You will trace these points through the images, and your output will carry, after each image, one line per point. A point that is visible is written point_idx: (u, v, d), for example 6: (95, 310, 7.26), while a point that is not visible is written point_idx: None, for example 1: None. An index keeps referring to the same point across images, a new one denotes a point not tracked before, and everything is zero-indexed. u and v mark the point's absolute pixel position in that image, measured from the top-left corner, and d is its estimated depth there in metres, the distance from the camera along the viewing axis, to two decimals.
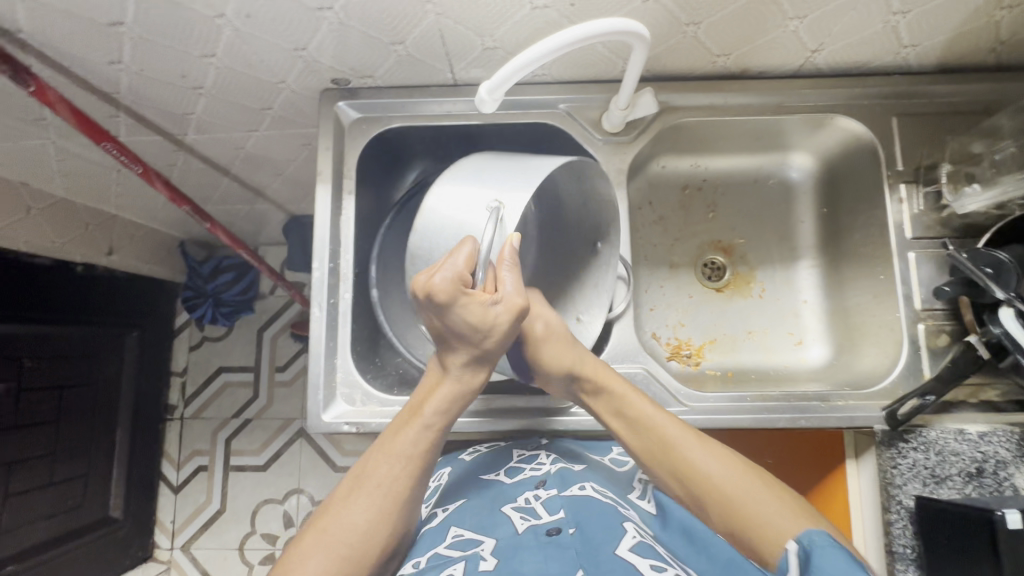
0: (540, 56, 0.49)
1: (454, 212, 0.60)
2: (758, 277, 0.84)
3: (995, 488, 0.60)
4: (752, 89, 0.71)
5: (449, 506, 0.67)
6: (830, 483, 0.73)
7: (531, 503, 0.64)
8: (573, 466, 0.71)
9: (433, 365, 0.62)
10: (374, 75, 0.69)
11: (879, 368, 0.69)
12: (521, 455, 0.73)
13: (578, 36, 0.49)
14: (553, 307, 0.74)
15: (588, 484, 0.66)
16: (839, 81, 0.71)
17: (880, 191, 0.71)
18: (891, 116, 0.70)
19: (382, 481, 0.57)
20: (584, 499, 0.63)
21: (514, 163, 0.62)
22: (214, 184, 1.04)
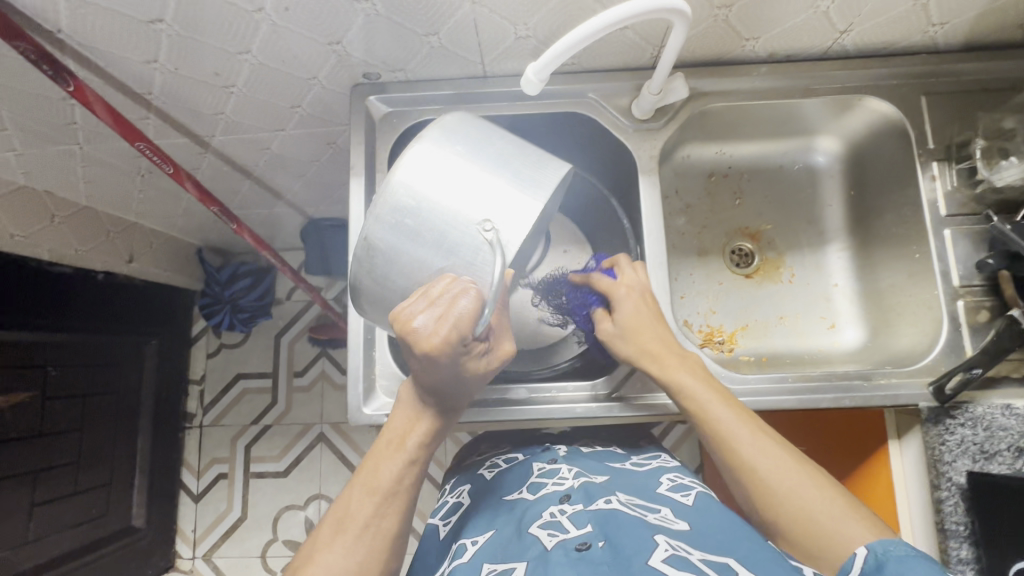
0: (570, 47, 0.50)
1: (434, 216, 0.52)
2: (788, 262, 0.84)
3: None
4: (779, 72, 0.71)
5: (479, 539, 0.63)
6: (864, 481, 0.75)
7: (557, 517, 0.61)
8: (594, 478, 0.70)
9: (406, 396, 0.59)
10: (404, 69, 0.69)
11: (918, 346, 0.69)
12: (543, 471, 0.74)
13: (621, 16, 0.49)
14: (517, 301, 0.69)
15: (614, 497, 0.63)
16: (865, 63, 0.71)
17: (912, 170, 0.71)
18: (921, 95, 0.70)
19: (369, 521, 0.54)
20: (611, 513, 0.59)
21: (494, 158, 0.55)
22: (236, 187, 1.05)
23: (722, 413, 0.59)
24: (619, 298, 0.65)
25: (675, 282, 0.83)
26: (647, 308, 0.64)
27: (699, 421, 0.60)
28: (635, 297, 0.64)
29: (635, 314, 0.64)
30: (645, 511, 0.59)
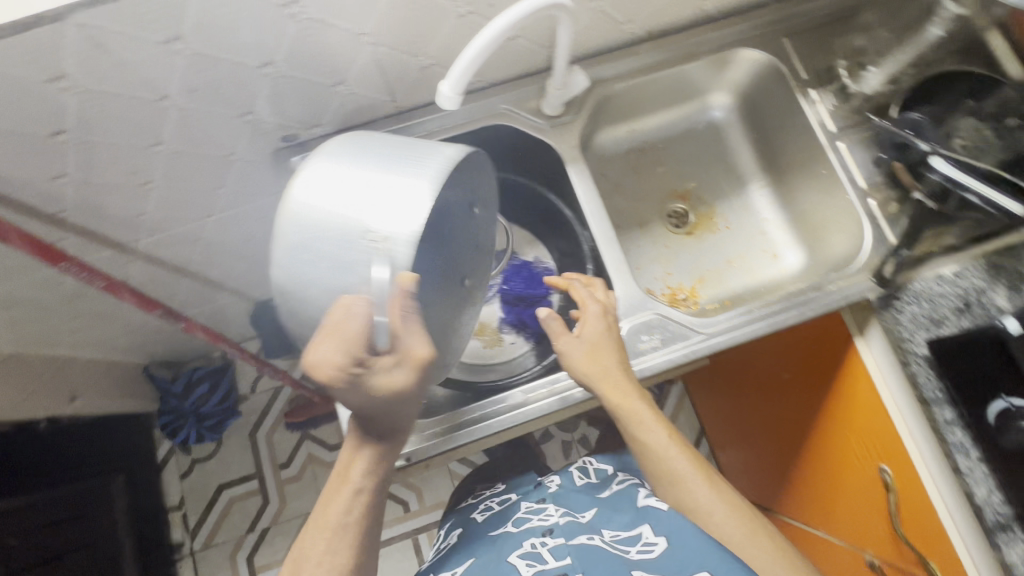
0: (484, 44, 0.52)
1: (323, 239, 0.50)
2: (719, 211, 0.91)
3: (985, 314, 0.67)
4: (659, 46, 0.79)
5: (459, 568, 0.68)
6: (841, 391, 0.80)
7: (537, 548, 0.65)
8: (580, 515, 0.71)
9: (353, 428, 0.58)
10: (320, 123, 0.71)
11: (850, 248, 0.76)
12: (530, 507, 0.76)
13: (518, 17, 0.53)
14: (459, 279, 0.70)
15: (596, 534, 0.67)
16: (728, 21, 0.80)
17: (795, 101, 0.80)
18: (782, 38, 0.80)
19: (322, 559, 0.54)
20: (591, 548, 0.63)
21: (384, 159, 0.52)
22: (173, 288, 1.01)
23: (674, 449, 0.65)
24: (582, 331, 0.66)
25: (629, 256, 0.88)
26: (608, 338, 0.66)
27: (659, 461, 0.65)
28: (608, 318, 0.67)
29: (600, 338, 0.66)
30: (627, 547, 0.64)
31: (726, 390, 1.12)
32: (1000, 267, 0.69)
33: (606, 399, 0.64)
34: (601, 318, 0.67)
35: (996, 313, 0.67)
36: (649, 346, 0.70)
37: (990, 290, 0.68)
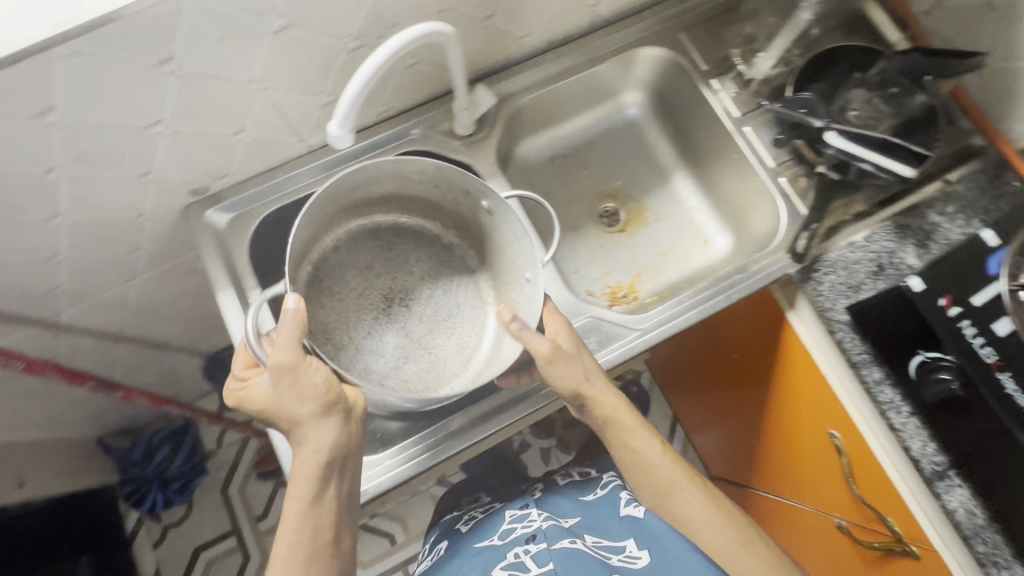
0: (357, 93, 0.52)
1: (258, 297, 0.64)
2: (648, 205, 0.93)
3: (899, 274, 0.70)
4: (563, 55, 0.80)
5: None
6: (783, 364, 0.83)
7: (521, 557, 0.71)
8: (563, 520, 0.78)
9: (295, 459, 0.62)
10: (229, 173, 0.70)
11: (770, 226, 0.79)
12: (513, 515, 0.80)
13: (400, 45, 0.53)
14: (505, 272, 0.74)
15: (578, 538, 0.73)
16: (626, 22, 0.82)
17: (700, 92, 0.82)
18: (678, 33, 0.82)
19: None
20: (574, 552, 0.69)
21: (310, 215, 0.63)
22: (111, 356, 0.97)
23: (664, 461, 0.69)
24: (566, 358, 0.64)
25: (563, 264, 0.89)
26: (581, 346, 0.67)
27: (649, 469, 0.69)
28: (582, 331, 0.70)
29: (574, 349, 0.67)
30: (608, 553, 0.72)
31: (689, 373, 1.14)
32: (906, 227, 0.73)
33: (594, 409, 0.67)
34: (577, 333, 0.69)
35: (909, 272, 0.70)
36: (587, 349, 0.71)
37: (902, 249, 0.71)
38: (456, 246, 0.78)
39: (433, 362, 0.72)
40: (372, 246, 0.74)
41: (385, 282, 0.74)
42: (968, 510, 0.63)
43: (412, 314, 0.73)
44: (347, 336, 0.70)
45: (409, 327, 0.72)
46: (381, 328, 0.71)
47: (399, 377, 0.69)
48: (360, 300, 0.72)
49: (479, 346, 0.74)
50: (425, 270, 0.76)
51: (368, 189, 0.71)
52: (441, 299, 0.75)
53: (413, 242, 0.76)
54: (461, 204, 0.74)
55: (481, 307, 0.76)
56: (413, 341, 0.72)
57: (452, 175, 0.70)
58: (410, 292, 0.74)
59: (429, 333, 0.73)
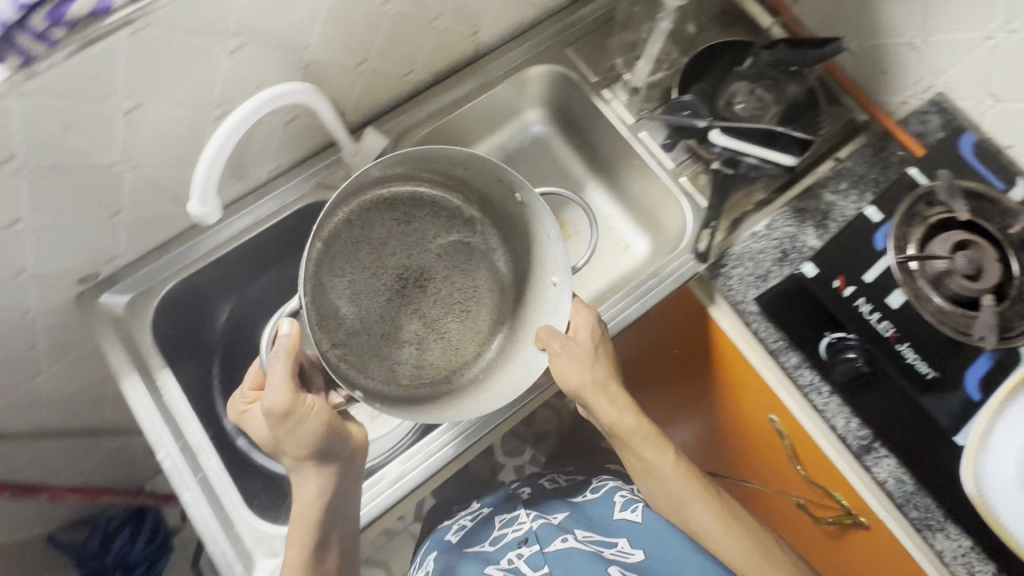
0: (204, 181, 0.53)
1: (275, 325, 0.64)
2: (567, 218, 0.93)
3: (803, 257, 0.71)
4: (453, 86, 0.80)
5: None
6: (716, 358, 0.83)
7: (516, 562, 0.75)
8: (553, 518, 0.82)
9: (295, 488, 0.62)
10: (118, 254, 0.67)
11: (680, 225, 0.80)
12: (502, 520, 0.84)
13: (263, 102, 0.53)
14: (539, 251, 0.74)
15: (569, 535, 0.77)
16: (512, 44, 0.82)
17: (594, 104, 0.83)
18: (564, 49, 0.83)
19: None
20: (567, 552, 0.74)
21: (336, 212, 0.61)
22: (36, 456, 0.92)
23: (675, 471, 0.68)
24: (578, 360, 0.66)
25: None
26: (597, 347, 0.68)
27: (658, 475, 0.68)
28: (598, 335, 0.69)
29: (586, 352, 0.67)
30: (600, 546, 0.76)
31: None
32: (804, 210, 0.74)
33: (597, 411, 0.68)
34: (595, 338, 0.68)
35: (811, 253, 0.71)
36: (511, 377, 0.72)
37: (804, 231, 0.72)
38: (475, 223, 0.80)
39: (448, 348, 0.76)
40: (389, 219, 0.76)
41: (400, 262, 0.76)
42: (897, 480, 0.64)
43: (429, 298, 0.76)
44: (362, 316, 0.73)
45: (425, 311, 0.75)
46: (398, 308, 0.74)
47: (414, 362, 0.74)
48: (374, 279, 0.74)
49: (494, 332, 0.77)
50: (442, 250, 0.78)
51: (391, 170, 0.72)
52: (460, 279, 0.78)
53: (429, 217, 0.78)
54: (488, 187, 0.74)
55: (496, 292, 0.79)
56: (428, 322, 0.75)
57: (466, 163, 0.72)
58: (427, 273, 0.76)
59: (444, 317, 0.76)
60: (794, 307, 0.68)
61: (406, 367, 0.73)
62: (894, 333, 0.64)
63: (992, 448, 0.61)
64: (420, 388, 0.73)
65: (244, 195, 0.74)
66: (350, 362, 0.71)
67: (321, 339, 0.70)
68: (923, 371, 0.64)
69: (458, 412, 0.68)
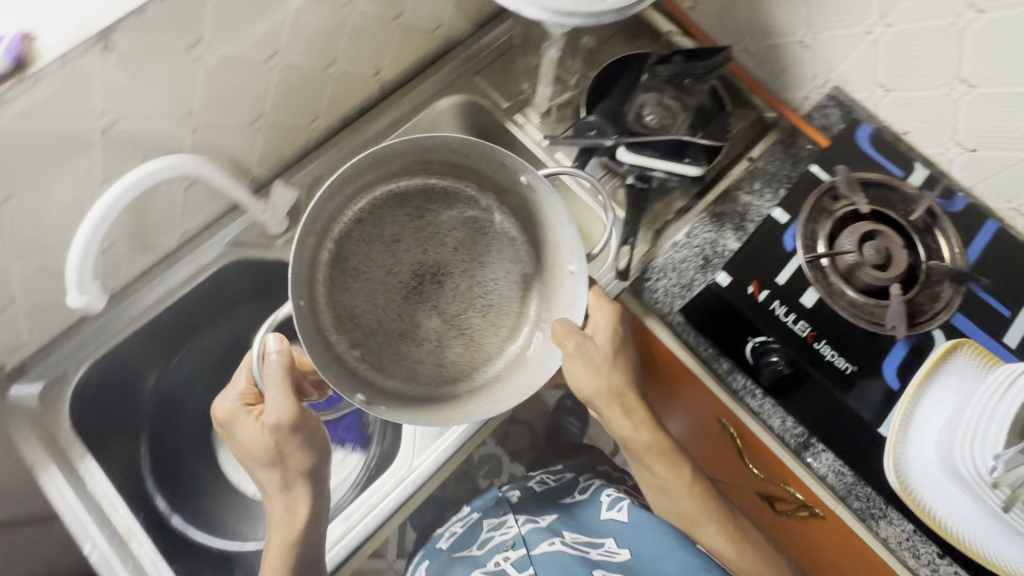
0: (79, 263, 0.55)
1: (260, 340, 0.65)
2: None
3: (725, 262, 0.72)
4: (364, 127, 0.79)
5: None
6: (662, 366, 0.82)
7: (502, 565, 0.72)
8: (541, 520, 0.79)
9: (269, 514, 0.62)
10: (23, 343, 0.64)
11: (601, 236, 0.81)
12: (490, 524, 0.80)
13: (136, 181, 0.55)
14: (551, 238, 0.68)
15: (558, 537, 0.74)
16: (420, 78, 0.82)
17: (509, 129, 0.83)
18: (472, 77, 0.83)
19: None
20: (555, 554, 0.70)
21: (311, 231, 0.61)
22: None
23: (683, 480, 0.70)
24: (595, 363, 0.65)
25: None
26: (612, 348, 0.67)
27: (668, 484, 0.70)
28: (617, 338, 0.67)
29: (602, 358, 0.66)
30: (587, 548, 0.72)
31: None
32: (721, 214, 0.74)
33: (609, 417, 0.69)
34: (614, 342, 0.67)
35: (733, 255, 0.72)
36: None
37: (722, 237, 0.73)
38: (493, 212, 0.72)
39: (469, 344, 0.69)
40: (400, 214, 0.70)
41: (415, 257, 0.69)
42: (836, 472, 0.63)
43: (448, 293, 0.69)
44: (376, 319, 0.68)
45: (444, 307, 0.69)
46: (413, 307, 0.68)
47: (434, 361, 0.68)
48: (388, 277, 0.69)
49: (519, 325, 0.70)
50: (459, 242, 0.71)
51: (388, 164, 0.66)
52: (480, 272, 0.71)
53: (441, 207, 0.71)
54: (495, 172, 0.68)
55: (521, 283, 0.71)
56: (447, 320, 0.69)
57: (471, 149, 0.65)
58: (445, 267, 0.70)
59: (464, 311, 0.70)
60: (724, 312, 0.67)
61: (426, 365, 0.68)
62: (810, 333, 0.64)
63: (916, 435, 0.59)
64: (442, 387, 0.67)
65: (157, 264, 0.72)
66: (368, 364, 0.66)
67: (336, 339, 0.66)
68: (843, 366, 0.63)
69: (467, 415, 0.62)
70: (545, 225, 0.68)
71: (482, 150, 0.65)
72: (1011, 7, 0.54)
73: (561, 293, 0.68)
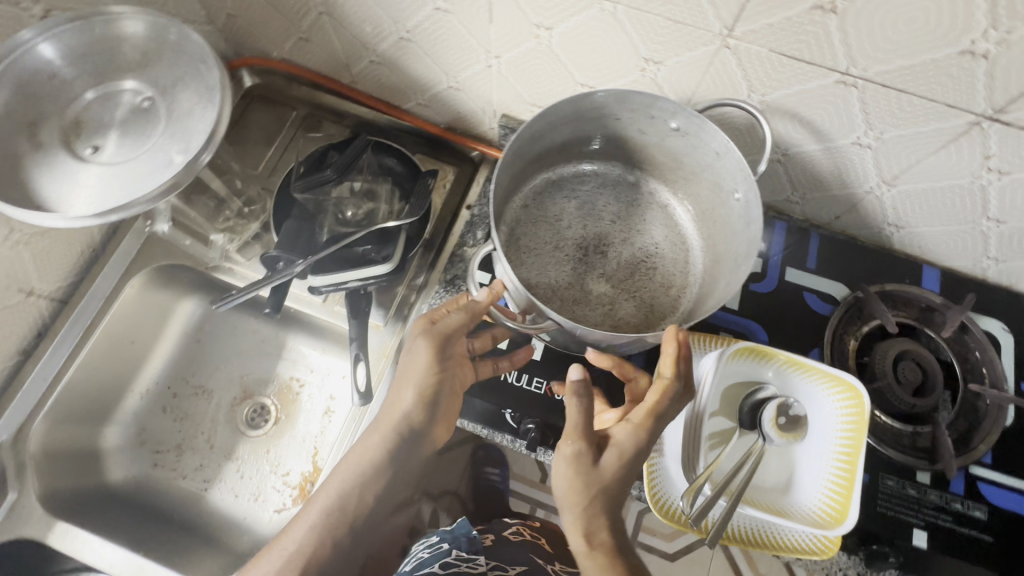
0: None
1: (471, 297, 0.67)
2: (286, 376, 0.83)
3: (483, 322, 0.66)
4: (50, 350, 0.71)
5: None
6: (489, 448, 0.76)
7: None
8: (511, 567, 0.69)
9: (353, 446, 0.58)
10: None
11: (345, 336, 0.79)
12: (456, 553, 0.70)
13: None
14: (703, 184, 0.57)
15: None
16: (95, 270, 0.74)
17: (219, 277, 0.77)
18: (158, 243, 0.77)
19: None
20: None
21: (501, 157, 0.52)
22: None
23: None
24: (576, 467, 0.47)
25: (212, 520, 0.76)
26: (617, 458, 0.47)
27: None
28: (628, 456, 0.47)
29: (589, 474, 0.46)
30: None
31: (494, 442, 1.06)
32: (453, 277, 0.70)
33: (570, 515, 0.47)
34: (618, 455, 0.47)
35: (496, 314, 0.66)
36: None
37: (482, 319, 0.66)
38: (645, 183, 0.63)
39: (642, 306, 0.57)
40: (563, 199, 0.61)
41: (578, 231, 0.60)
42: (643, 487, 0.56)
43: (615, 260, 0.59)
44: (550, 289, 0.57)
45: (611, 273, 0.58)
46: (582, 279, 0.58)
47: (609, 322, 0.56)
48: (555, 252, 0.59)
49: (685, 282, 0.59)
50: (617, 216, 0.61)
51: (548, 140, 0.57)
52: (643, 238, 0.61)
53: (594, 190, 0.62)
54: (646, 135, 0.56)
55: (687, 249, 0.61)
56: (618, 284, 0.58)
57: (623, 101, 0.52)
58: (608, 237, 0.60)
59: (634, 279, 0.58)
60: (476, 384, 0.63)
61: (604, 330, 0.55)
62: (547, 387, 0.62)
63: (668, 448, 0.52)
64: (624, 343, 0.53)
65: None
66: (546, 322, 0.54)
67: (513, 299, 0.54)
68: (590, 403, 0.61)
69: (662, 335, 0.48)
70: (688, 168, 0.58)
71: (629, 101, 0.52)
72: (566, 17, 0.53)
73: (725, 227, 0.57)
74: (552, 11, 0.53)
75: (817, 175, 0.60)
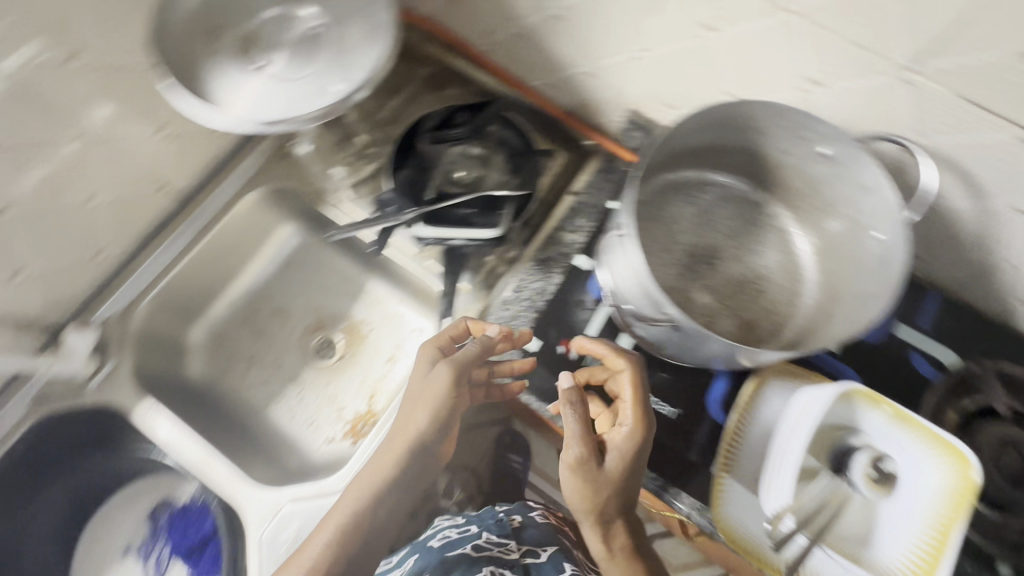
0: None
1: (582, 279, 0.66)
2: (360, 317, 0.86)
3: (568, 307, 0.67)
4: (166, 242, 0.77)
5: None
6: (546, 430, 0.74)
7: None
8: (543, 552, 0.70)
9: (360, 475, 0.61)
10: None
11: (426, 291, 0.81)
12: (488, 538, 0.72)
13: None
14: (837, 219, 0.56)
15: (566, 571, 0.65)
16: (218, 178, 0.79)
17: (324, 210, 0.81)
18: (277, 166, 0.81)
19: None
20: None
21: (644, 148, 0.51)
22: None
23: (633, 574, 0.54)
24: (581, 473, 0.54)
25: (267, 434, 0.80)
26: (621, 462, 0.54)
27: None
28: (629, 458, 0.54)
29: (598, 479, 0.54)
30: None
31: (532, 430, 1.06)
32: (547, 258, 0.70)
33: (586, 513, 0.55)
34: (620, 458, 0.54)
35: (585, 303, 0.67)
36: (291, 540, 0.66)
37: (570, 304, 0.66)
38: (769, 204, 0.61)
39: (742, 325, 0.57)
40: (682, 203, 0.61)
41: (691, 238, 0.60)
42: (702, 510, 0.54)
43: (723, 275, 0.58)
44: None
45: (716, 286, 0.58)
46: (686, 286, 0.57)
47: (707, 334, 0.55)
48: (664, 253, 0.58)
49: (792, 313, 0.57)
50: (733, 232, 0.60)
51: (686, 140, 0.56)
52: (755, 259, 0.60)
53: (715, 200, 0.61)
54: (789, 155, 0.55)
55: (801, 280, 0.58)
56: (722, 299, 0.57)
57: (778, 116, 0.51)
58: (719, 251, 0.59)
59: (739, 297, 0.58)
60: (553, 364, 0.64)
61: None
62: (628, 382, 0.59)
63: (742, 470, 0.53)
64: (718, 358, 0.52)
65: None
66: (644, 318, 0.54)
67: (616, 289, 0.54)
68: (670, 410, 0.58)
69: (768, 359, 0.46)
70: (826, 196, 0.56)
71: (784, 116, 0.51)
72: (736, 21, 0.52)
73: (850, 265, 0.55)
74: (724, 12, 0.52)
75: (956, 233, 0.57)
